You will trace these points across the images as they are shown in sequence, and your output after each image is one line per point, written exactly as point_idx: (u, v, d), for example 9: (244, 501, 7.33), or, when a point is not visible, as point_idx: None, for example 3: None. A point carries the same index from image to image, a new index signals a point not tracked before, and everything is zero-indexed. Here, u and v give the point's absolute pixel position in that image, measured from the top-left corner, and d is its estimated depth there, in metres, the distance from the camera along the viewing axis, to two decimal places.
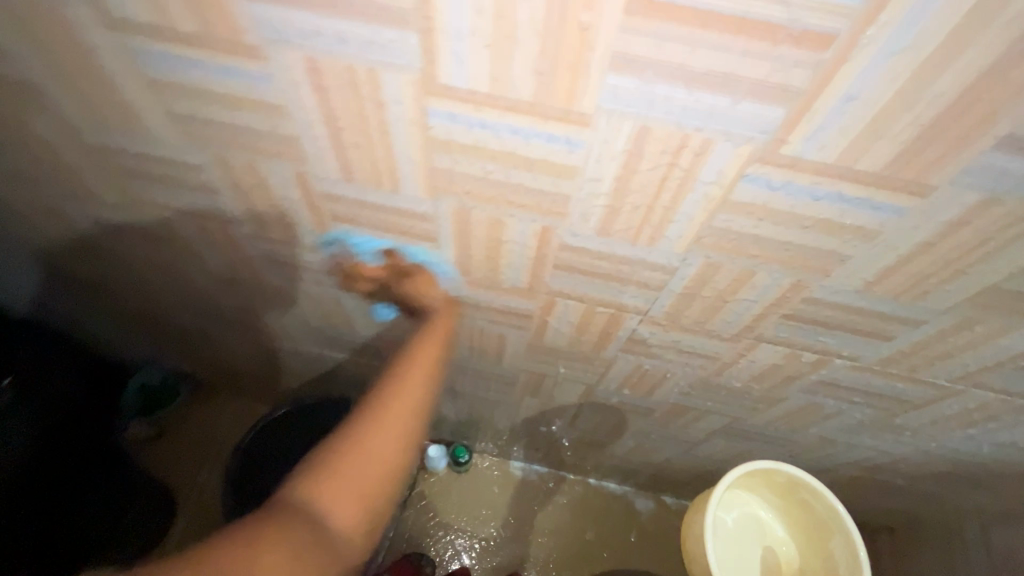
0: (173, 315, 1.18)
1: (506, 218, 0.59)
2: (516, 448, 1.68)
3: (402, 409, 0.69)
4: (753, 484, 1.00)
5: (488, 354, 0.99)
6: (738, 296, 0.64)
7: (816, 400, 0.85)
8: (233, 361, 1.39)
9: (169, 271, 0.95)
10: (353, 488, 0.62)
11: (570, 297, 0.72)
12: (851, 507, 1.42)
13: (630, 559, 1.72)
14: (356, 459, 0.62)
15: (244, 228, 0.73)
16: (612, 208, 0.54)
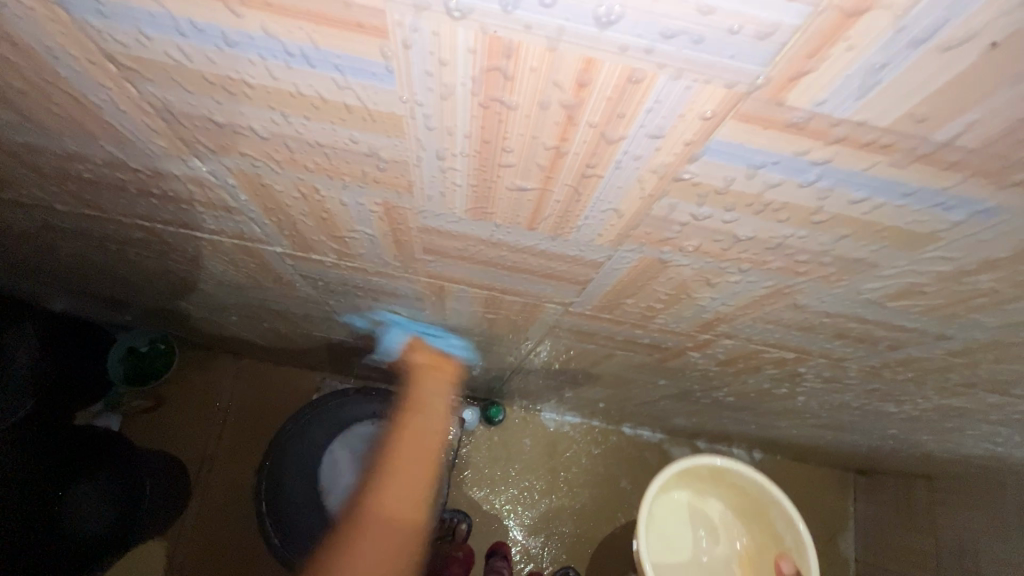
0: (163, 294, 0.84)
1: (725, 277, 0.37)
2: (549, 404, 1.29)
3: None
4: (672, 482, 0.76)
5: (574, 363, 0.80)
6: (1003, 365, 0.46)
7: (982, 426, 0.71)
8: (239, 333, 1.05)
9: (158, 269, 0.68)
10: None
11: (741, 340, 0.53)
12: None
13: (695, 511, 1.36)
14: None
15: (275, 248, 0.49)
16: (930, 283, 0.33)
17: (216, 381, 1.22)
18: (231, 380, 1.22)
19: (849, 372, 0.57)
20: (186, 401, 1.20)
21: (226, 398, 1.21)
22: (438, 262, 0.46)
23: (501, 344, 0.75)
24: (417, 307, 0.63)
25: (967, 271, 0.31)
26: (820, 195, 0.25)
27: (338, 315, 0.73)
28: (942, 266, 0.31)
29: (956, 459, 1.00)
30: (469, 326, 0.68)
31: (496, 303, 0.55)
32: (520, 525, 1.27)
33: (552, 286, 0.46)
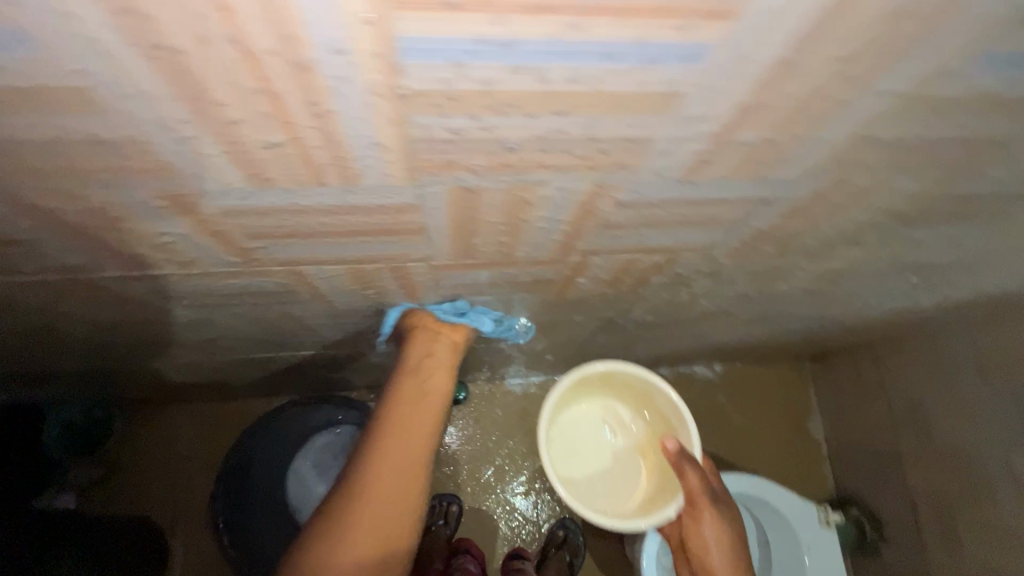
0: (71, 352, 0.76)
1: (538, 189, 0.37)
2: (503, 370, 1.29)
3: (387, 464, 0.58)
4: (571, 395, 0.76)
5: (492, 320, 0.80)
6: (840, 214, 0.48)
7: (872, 282, 0.75)
8: (177, 376, 0.98)
9: (38, 322, 0.62)
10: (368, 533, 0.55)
11: (610, 253, 0.53)
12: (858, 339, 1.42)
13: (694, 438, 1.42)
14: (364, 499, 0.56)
15: (109, 271, 0.47)
16: (713, 146, 0.33)
17: (169, 430, 1.17)
18: (187, 427, 1.17)
19: (724, 260, 0.59)
20: (143, 460, 1.14)
21: (185, 447, 1.16)
22: (277, 246, 0.44)
23: (410, 319, 0.75)
24: (302, 301, 0.61)
25: (732, 126, 0.31)
26: (541, 78, 0.25)
27: (243, 327, 0.72)
28: (706, 126, 0.31)
29: (877, 320, 1.05)
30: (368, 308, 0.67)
31: (369, 276, 0.54)
32: (514, 490, 1.29)
33: (401, 243, 0.46)
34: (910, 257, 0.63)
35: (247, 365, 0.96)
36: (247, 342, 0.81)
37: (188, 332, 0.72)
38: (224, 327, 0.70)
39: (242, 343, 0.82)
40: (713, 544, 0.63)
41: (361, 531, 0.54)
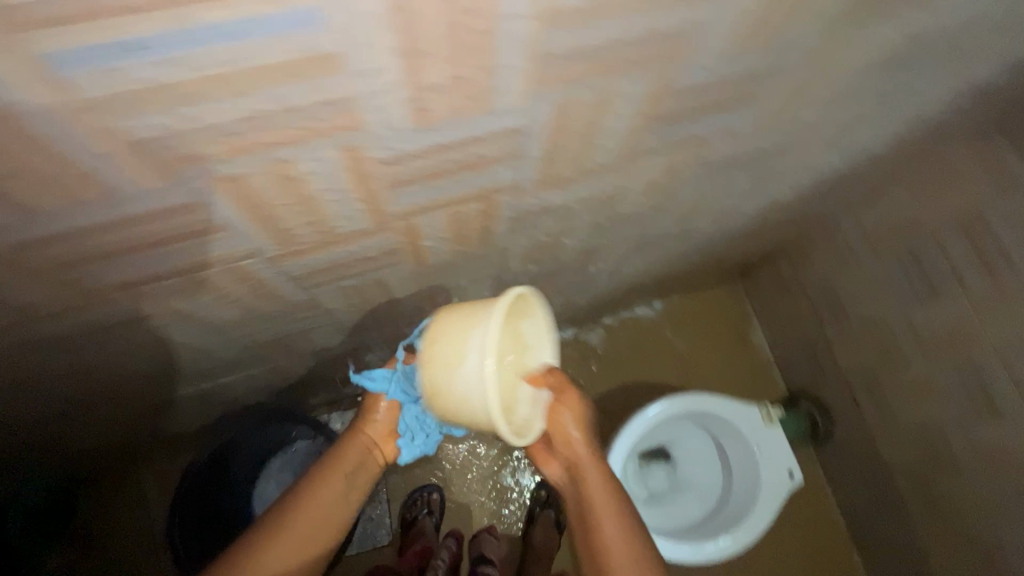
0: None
1: (295, 163, 0.43)
2: None
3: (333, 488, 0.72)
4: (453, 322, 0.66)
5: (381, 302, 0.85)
6: (603, 129, 0.54)
7: (706, 184, 0.82)
8: (119, 435, 1.01)
9: None
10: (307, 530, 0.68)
11: (427, 211, 0.59)
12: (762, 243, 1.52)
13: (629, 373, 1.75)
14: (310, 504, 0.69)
15: None
16: (413, 90, 0.39)
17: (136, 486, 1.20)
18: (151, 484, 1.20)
19: (542, 195, 0.65)
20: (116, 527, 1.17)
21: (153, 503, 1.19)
22: (99, 271, 0.49)
23: (299, 318, 0.79)
24: (175, 322, 0.65)
25: (411, 71, 0.37)
26: (194, 67, 0.30)
27: (143, 362, 0.76)
28: (388, 75, 0.37)
29: (751, 218, 1.14)
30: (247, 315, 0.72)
31: (217, 283, 0.59)
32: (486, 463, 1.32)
33: (215, 243, 0.50)
34: (713, 152, 0.70)
35: (182, 405, 1.00)
36: (163, 379, 0.85)
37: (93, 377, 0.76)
38: (122, 364, 0.73)
39: (158, 381, 0.86)
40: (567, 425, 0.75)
41: (298, 527, 0.67)
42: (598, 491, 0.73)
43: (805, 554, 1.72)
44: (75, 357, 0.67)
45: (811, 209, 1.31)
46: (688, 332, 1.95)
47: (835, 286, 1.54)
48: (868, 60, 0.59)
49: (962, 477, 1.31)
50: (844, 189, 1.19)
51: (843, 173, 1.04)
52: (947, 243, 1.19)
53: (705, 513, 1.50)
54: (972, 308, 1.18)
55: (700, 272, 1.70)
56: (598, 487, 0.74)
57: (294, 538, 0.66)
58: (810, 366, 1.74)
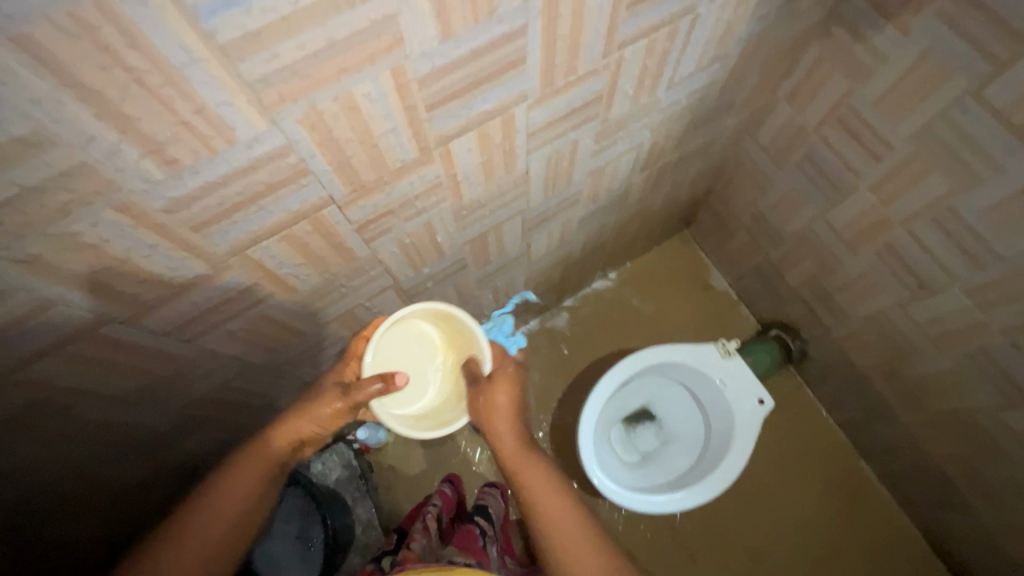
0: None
1: (84, 234, 0.49)
2: None
3: (246, 478, 0.78)
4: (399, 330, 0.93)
5: (291, 337, 0.91)
6: (377, 130, 0.60)
7: (548, 151, 0.87)
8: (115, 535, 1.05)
9: None
10: (216, 523, 0.73)
11: (258, 242, 0.64)
12: (679, 188, 1.55)
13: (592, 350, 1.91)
14: (215, 498, 0.75)
15: None
16: (144, 142, 0.45)
17: None
18: None
19: (371, 201, 0.70)
20: None
21: None
22: None
23: (211, 372, 0.85)
24: (88, 402, 0.72)
25: (130, 132, 0.43)
26: None
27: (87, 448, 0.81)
28: (108, 137, 0.43)
29: (636, 169, 1.19)
30: (156, 380, 0.78)
31: (98, 356, 0.65)
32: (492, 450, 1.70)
33: (64, 320, 0.57)
34: (525, 120, 0.75)
35: (158, 484, 1.05)
36: (122, 462, 0.90)
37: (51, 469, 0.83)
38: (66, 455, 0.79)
39: (118, 465, 0.91)
40: (494, 413, 0.86)
41: (200, 529, 0.72)
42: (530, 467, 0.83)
43: (814, 475, 1.72)
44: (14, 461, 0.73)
45: (707, 143, 1.34)
46: (651, 292, 1.97)
47: (764, 209, 1.57)
48: (612, 4, 0.64)
49: (921, 359, 1.32)
50: (721, 116, 1.23)
51: (702, 103, 1.09)
52: (834, 140, 1.22)
53: (694, 460, 1.51)
54: (873, 195, 1.20)
55: (637, 232, 1.73)
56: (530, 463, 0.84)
57: (200, 537, 0.72)
58: (769, 293, 1.76)
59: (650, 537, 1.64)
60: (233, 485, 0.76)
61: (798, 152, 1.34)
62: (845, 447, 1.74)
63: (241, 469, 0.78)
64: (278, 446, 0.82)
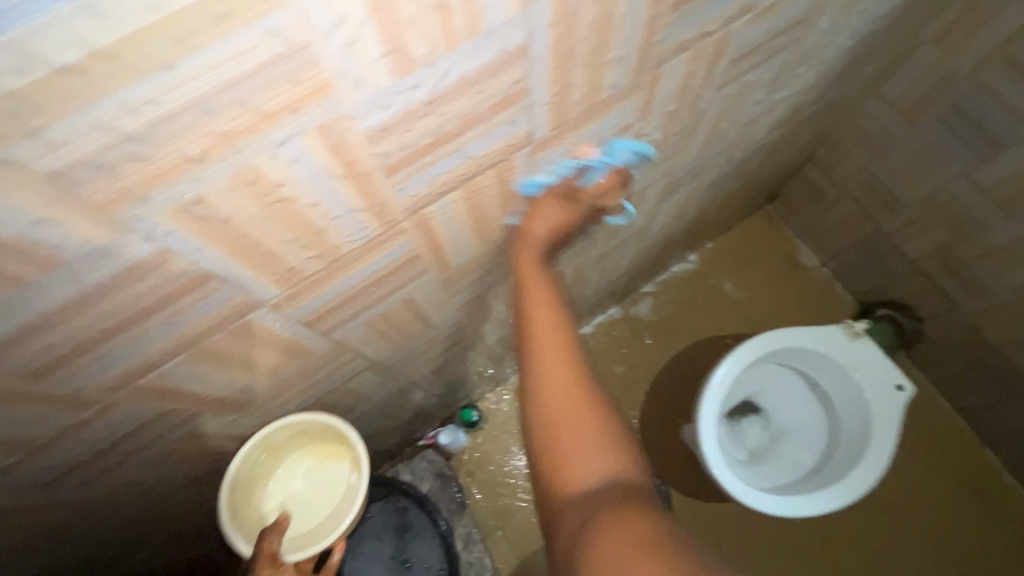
0: (91, 550, 0.75)
1: (276, 171, 0.35)
2: (481, 363, 1.26)
3: (557, 381, 0.67)
4: (292, 453, 0.79)
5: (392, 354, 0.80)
6: (615, 42, 0.45)
7: (729, 94, 0.72)
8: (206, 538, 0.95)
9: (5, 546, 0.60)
10: (589, 454, 0.62)
11: (441, 196, 0.49)
12: (787, 153, 1.40)
13: (675, 340, 1.76)
14: (551, 441, 0.65)
15: None
16: (385, 20, 0.30)
17: None
18: None
19: (560, 147, 0.55)
20: None
21: None
22: (80, 375, 0.41)
23: (331, 368, 0.70)
24: (199, 406, 0.57)
25: (379, 7, 0.29)
26: (78, 43, 0.23)
27: (185, 450, 0.66)
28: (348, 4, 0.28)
29: (772, 128, 1.04)
30: (279, 380, 0.64)
31: (233, 352, 0.51)
32: None
33: (216, 304, 0.42)
34: (733, 44, 0.60)
35: None
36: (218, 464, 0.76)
37: (151, 491, 0.70)
38: (162, 461, 0.64)
39: (214, 468, 0.76)
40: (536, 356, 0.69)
41: (568, 450, 0.63)
42: (579, 422, 0.64)
43: (937, 472, 1.58)
44: (112, 468, 0.59)
45: (838, 96, 1.20)
46: (736, 273, 1.82)
47: (882, 174, 1.41)
48: None
49: None
50: (864, 61, 1.08)
51: (863, 42, 0.94)
52: (997, 85, 1.08)
53: (821, 453, 1.36)
54: None
55: (730, 206, 1.58)
56: (590, 420, 0.64)
57: (575, 447, 0.63)
58: (877, 269, 1.61)
59: (759, 537, 1.56)
60: (575, 463, 0.62)
61: (939, 106, 1.19)
62: (968, 437, 1.60)
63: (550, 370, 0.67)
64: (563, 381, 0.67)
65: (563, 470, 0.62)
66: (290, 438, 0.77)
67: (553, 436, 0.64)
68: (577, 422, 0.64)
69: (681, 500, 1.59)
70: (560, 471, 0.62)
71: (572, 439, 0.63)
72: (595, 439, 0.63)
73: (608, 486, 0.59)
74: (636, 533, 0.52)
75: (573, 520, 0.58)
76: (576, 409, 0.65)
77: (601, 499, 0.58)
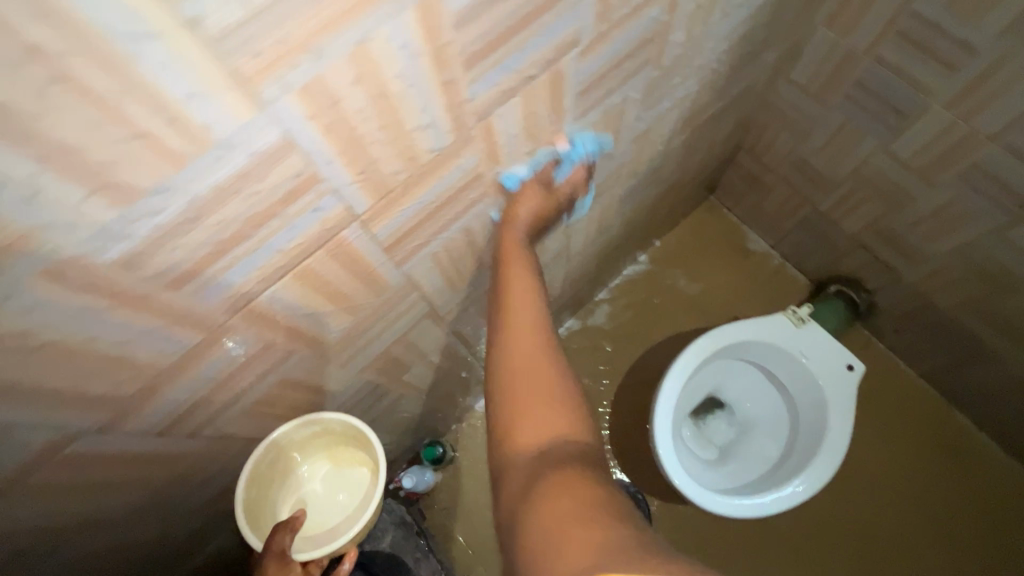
0: None
1: (31, 314, 0.36)
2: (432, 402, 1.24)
3: (524, 328, 0.67)
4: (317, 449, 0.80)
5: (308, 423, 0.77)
6: (406, 112, 0.43)
7: (596, 119, 0.70)
8: None
9: None
10: (553, 412, 0.61)
11: (264, 287, 0.48)
12: (711, 147, 1.39)
13: (636, 343, 1.74)
14: (510, 398, 0.63)
15: None
16: (73, 169, 0.30)
17: None
18: None
19: (398, 213, 0.53)
20: None
21: None
22: None
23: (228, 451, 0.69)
24: (75, 514, 0.57)
25: (60, 160, 0.30)
26: None
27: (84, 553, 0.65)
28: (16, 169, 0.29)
29: (677, 132, 1.02)
30: (167, 473, 0.64)
31: (75, 474, 0.51)
32: None
33: (34, 428, 0.44)
34: (573, 78, 0.58)
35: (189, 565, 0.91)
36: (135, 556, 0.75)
37: None
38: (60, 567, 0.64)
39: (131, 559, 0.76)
40: (530, 425, 0.60)
41: (529, 408, 0.61)
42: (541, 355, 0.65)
43: (909, 441, 1.57)
44: None
45: (745, 89, 1.20)
46: (689, 267, 1.81)
47: (808, 155, 1.40)
48: None
49: None
50: (759, 55, 1.07)
51: (747, 38, 0.93)
52: (891, 59, 1.07)
53: (785, 443, 1.34)
54: (951, 113, 1.04)
55: (667, 204, 1.57)
56: (541, 347, 0.66)
57: (530, 391, 0.63)
58: (821, 246, 1.60)
59: (742, 533, 1.54)
60: (543, 415, 0.60)
61: (845, 83, 1.19)
62: (936, 401, 1.59)
63: (517, 346, 0.66)
64: (529, 340, 0.66)
65: (510, 441, 0.61)
66: (312, 438, 0.78)
67: (515, 401, 0.62)
68: (529, 355, 0.65)
69: (660, 506, 1.57)
70: (518, 420, 0.61)
71: (530, 395, 0.62)
72: (555, 395, 0.62)
73: (553, 452, 0.57)
74: (589, 491, 0.51)
75: (523, 476, 0.56)
76: (537, 355, 0.65)
77: (537, 464, 0.56)
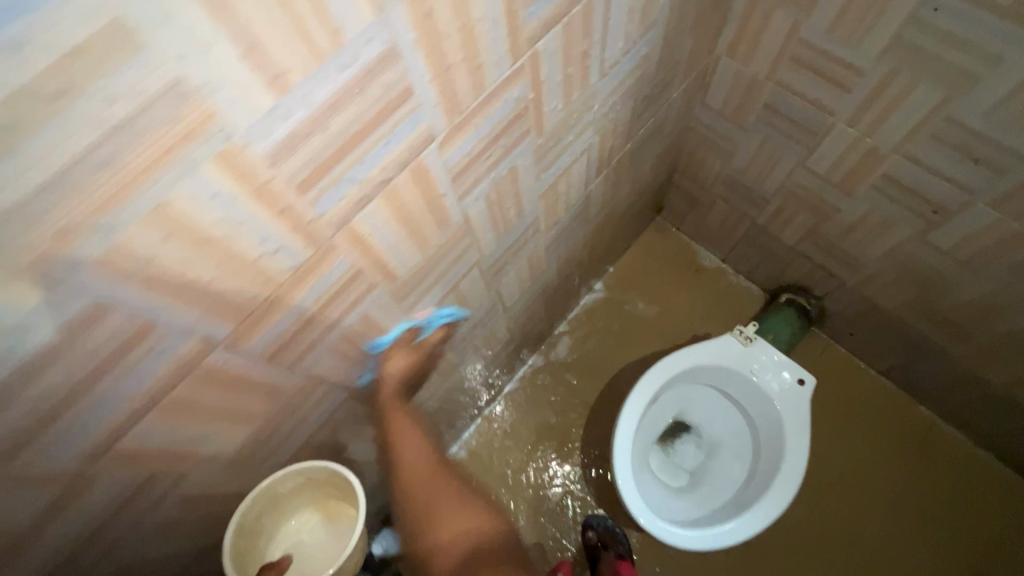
0: None
1: None
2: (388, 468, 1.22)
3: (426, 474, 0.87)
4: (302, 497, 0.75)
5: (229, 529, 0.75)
6: (241, 247, 0.43)
7: (484, 191, 0.71)
8: None
9: None
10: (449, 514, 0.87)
11: (126, 430, 0.47)
12: (640, 177, 1.41)
13: (600, 372, 1.74)
14: (427, 522, 0.86)
15: None
16: None
17: None
18: None
19: (269, 329, 0.53)
20: None
21: None
22: None
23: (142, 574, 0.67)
24: None
25: None
26: None
27: None
28: None
29: (590, 177, 1.04)
30: None
31: None
32: (527, 515, 1.60)
33: None
34: (440, 167, 0.59)
35: None
36: None
37: None
38: None
39: None
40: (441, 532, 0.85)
41: (443, 528, 0.85)
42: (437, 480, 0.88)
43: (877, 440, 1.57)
44: None
45: (660, 122, 1.22)
46: (643, 290, 1.82)
47: (737, 174, 1.43)
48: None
49: (960, 285, 1.20)
50: (664, 92, 1.10)
51: (642, 84, 0.95)
52: (792, 82, 1.10)
53: (750, 463, 1.34)
54: (856, 129, 1.07)
55: (610, 234, 1.58)
56: (433, 474, 0.88)
57: (447, 508, 0.87)
58: (766, 258, 1.62)
59: (724, 555, 1.51)
60: (442, 522, 0.85)
61: (756, 107, 1.22)
62: (899, 398, 1.60)
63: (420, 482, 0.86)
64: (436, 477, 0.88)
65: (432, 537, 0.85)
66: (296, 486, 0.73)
67: (425, 519, 0.85)
68: (432, 486, 0.87)
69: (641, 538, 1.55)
70: (430, 530, 0.85)
71: (441, 510, 0.86)
72: (449, 496, 0.88)
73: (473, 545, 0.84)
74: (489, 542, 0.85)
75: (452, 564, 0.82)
76: (434, 485, 0.87)
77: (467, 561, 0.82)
